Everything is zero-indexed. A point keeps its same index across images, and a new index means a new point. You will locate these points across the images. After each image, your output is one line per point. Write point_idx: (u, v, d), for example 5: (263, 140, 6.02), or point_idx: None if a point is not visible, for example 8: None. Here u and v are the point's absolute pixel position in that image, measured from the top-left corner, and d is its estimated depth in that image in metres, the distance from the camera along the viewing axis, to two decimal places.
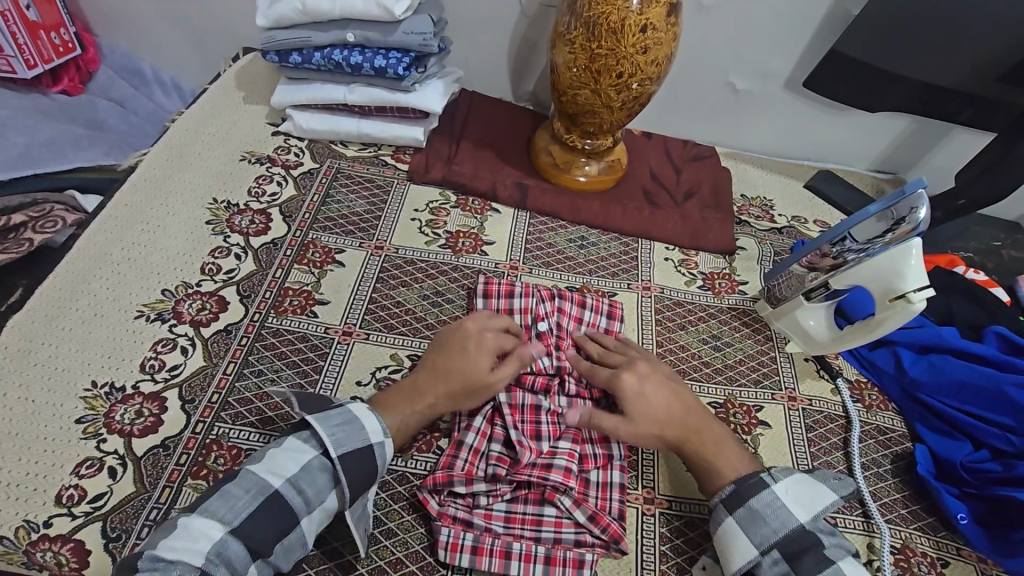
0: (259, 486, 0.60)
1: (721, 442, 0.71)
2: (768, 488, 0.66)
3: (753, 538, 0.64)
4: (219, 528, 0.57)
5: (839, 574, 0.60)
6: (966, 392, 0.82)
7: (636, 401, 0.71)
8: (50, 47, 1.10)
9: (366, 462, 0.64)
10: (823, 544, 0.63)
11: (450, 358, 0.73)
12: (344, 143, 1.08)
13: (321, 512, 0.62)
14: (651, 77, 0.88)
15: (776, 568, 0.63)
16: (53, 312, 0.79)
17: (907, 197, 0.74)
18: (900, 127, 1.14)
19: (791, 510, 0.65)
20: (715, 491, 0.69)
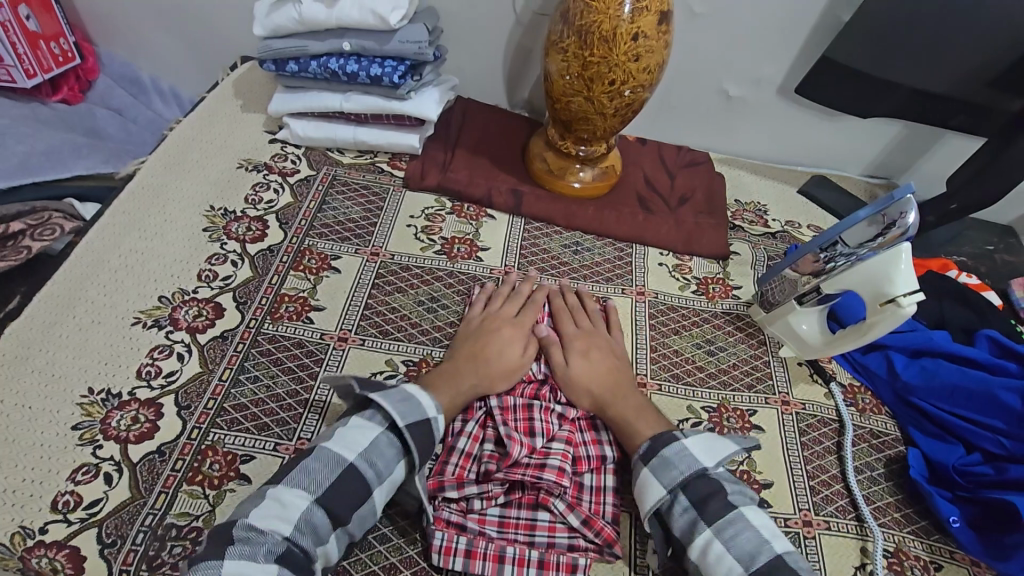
0: (333, 459, 0.62)
1: (641, 410, 0.74)
2: (677, 440, 0.68)
3: (663, 481, 0.65)
4: (302, 499, 0.59)
5: (742, 518, 0.62)
6: (958, 396, 0.82)
7: (581, 355, 0.79)
8: (50, 57, 1.11)
9: (427, 435, 0.66)
10: (727, 490, 0.64)
11: (485, 347, 0.78)
12: (341, 150, 1.09)
13: (389, 484, 0.64)
14: (643, 84, 0.89)
15: (685, 513, 0.64)
16: (50, 319, 0.79)
17: (896, 202, 0.74)
18: (892, 133, 1.15)
19: (697, 458, 0.66)
20: (632, 449, 0.70)
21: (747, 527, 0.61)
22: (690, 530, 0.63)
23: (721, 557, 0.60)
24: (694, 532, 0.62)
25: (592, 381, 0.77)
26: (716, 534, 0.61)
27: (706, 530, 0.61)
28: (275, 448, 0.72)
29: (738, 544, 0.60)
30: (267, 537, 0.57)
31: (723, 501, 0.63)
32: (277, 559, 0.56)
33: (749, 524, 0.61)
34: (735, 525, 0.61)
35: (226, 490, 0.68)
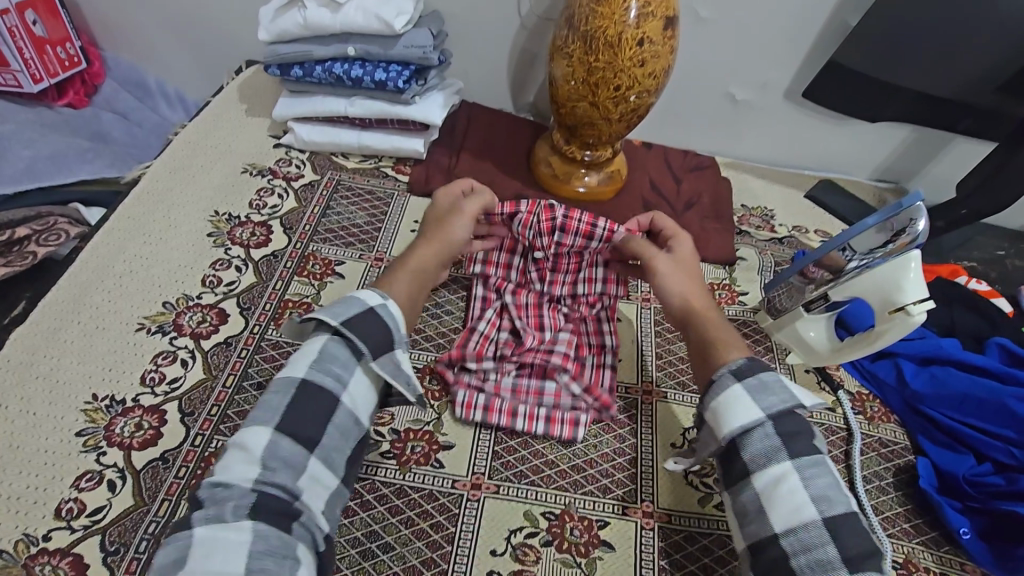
0: (287, 384, 0.59)
1: (730, 333, 0.70)
2: (774, 370, 0.63)
3: (757, 401, 0.60)
4: (265, 432, 0.55)
5: (825, 464, 0.58)
6: (969, 404, 0.81)
7: (671, 261, 0.78)
8: (57, 62, 1.11)
9: (375, 324, 0.63)
10: (817, 435, 0.60)
11: (438, 224, 0.79)
12: (345, 155, 1.08)
13: (357, 392, 0.61)
14: (648, 89, 0.88)
15: (766, 439, 0.59)
16: (55, 325, 0.79)
17: (906, 209, 0.74)
18: (901, 137, 1.14)
19: (794, 394, 0.61)
20: (720, 366, 0.65)
21: (829, 473, 0.57)
22: (766, 457, 0.58)
23: (797, 492, 0.56)
24: (772, 459, 0.58)
25: (682, 292, 0.74)
26: (798, 469, 0.57)
27: (786, 462, 0.57)
28: None
29: (817, 486, 0.56)
30: (233, 492, 0.53)
31: (812, 441, 0.59)
32: (249, 516, 0.52)
33: (830, 472, 0.57)
34: (818, 467, 0.57)
35: None
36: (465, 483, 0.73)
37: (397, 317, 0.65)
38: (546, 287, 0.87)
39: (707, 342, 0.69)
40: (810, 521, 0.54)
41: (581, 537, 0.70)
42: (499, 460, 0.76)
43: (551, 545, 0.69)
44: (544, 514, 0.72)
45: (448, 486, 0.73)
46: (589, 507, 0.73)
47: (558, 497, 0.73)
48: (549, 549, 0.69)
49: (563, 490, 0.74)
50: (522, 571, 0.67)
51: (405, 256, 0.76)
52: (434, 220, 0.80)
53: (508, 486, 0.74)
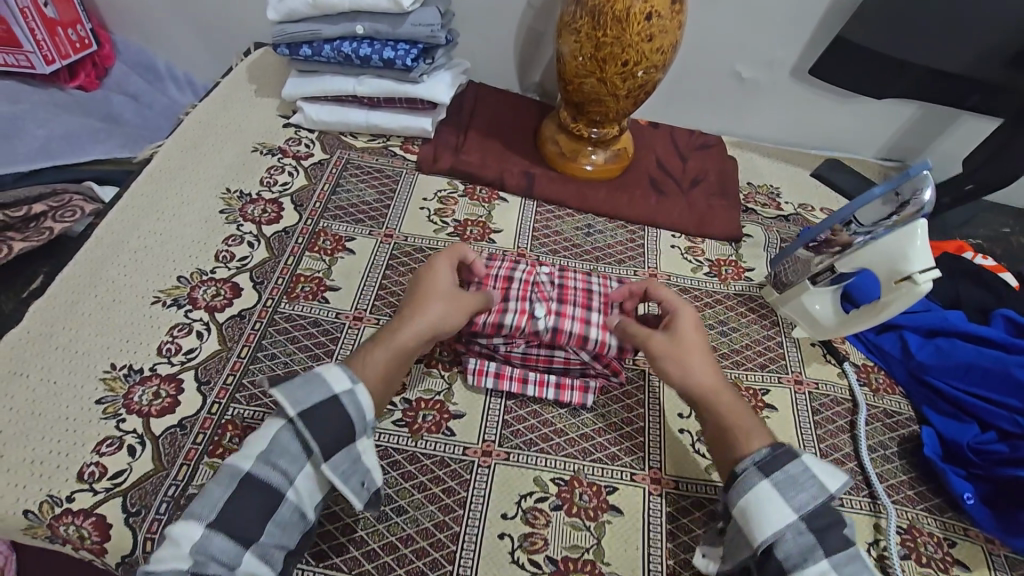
0: (231, 475, 0.58)
1: (744, 416, 0.68)
2: (799, 458, 0.61)
3: (789, 501, 0.59)
4: (197, 526, 0.55)
5: (859, 557, 0.58)
6: (973, 373, 0.82)
7: (681, 334, 0.74)
8: (68, 43, 1.12)
9: (339, 419, 0.61)
10: (846, 523, 0.60)
11: (420, 302, 0.73)
12: (354, 134, 1.09)
13: (304, 483, 0.60)
14: (656, 64, 0.89)
15: (800, 538, 0.58)
16: (73, 297, 0.81)
17: (911, 179, 0.75)
18: (908, 115, 1.14)
19: (823, 482, 0.60)
20: (743, 456, 0.63)
21: (864, 567, 0.57)
22: (802, 557, 0.58)
23: None
24: (807, 560, 0.57)
25: (691, 372, 0.71)
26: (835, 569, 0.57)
27: (823, 562, 0.57)
28: None
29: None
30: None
31: (842, 534, 0.59)
32: None
33: (865, 565, 0.58)
34: (855, 562, 0.57)
35: None
36: (476, 450, 0.75)
37: (365, 407, 0.63)
38: (559, 309, 0.80)
39: (722, 424, 0.68)
40: None
41: (590, 502, 0.72)
42: (509, 428, 0.77)
43: (561, 509, 0.71)
44: (553, 479, 0.73)
45: (460, 452, 0.74)
46: (597, 473, 0.75)
47: (567, 464, 0.75)
48: (558, 513, 0.71)
49: (572, 457, 0.76)
50: (532, 534, 0.69)
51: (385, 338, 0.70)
52: (417, 296, 0.74)
53: (518, 453, 0.75)
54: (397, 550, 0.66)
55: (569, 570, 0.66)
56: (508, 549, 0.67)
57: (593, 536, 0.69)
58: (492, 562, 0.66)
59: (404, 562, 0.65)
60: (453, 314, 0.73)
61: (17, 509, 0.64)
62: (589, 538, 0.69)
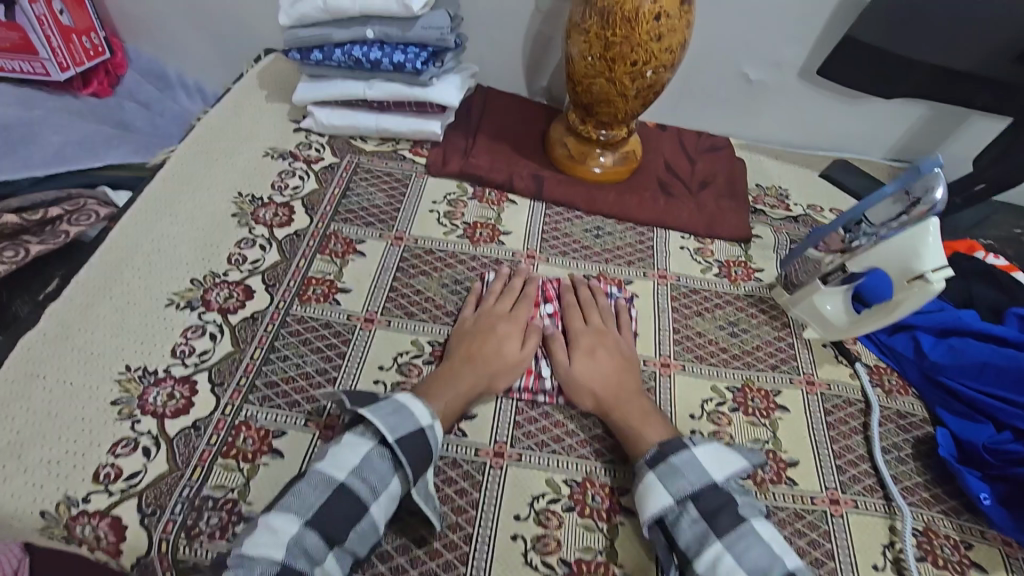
0: (324, 482, 0.63)
1: (648, 419, 0.74)
2: (686, 447, 0.68)
3: (669, 488, 0.66)
4: (294, 521, 0.59)
5: (752, 531, 0.62)
6: (987, 373, 0.82)
7: (587, 353, 0.80)
8: (82, 50, 1.14)
9: (425, 446, 0.66)
10: (738, 502, 0.65)
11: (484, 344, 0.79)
12: (364, 138, 1.10)
13: (388, 499, 0.64)
14: (665, 64, 0.89)
15: (694, 525, 0.64)
16: (88, 300, 0.82)
17: (922, 177, 0.75)
18: (917, 115, 1.14)
19: (706, 469, 0.67)
20: (639, 457, 0.70)
21: (756, 541, 0.61)
22: (699, 543, 0.62)
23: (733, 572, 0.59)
24: (702, 545, 0.62)
25: (599, 388, 0.77)
26: (727, 547, 0.61)
27: (717, 544, 0.61)
28: (306, 424, 0.73)
29: (749, 559, 0.60)
30: (258, 563, 0.57)
31: (733, 513, 0.64)
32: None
33: (759, 538, 0.62)
34: (744, 538, 0.61)
35: (260, 464, 0.70)
36: (488, 451, 0.75)
37: (441, 440, 0.69)
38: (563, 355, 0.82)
39: (624, 432, 0.74)
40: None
41: (602, 503, 0.72)
42: (520, 429, 0.77)
43: (574, 510, 0.71)
44: (566, 481, 0.73)
45: (472, 453, 0.74)
46: (610, 475, 0.74)
47: (579, 466, 0.75)
48: (571, 515, 0.70)
49: (584, 458, 0.75)
50: (545, 535, 0.68)
51: (450, 375, 0.77)
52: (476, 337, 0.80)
53: (530, 454, 0.75)
54: (410, 552, 0.66)
55: (582, 572, 0.66)
56: (522, 550, 0.67)
57: (606, 538, 0.69)
58: (505, 563, 0.66)
59: (417, 563, 0.65)
60: (516, 363, 0.79)
61: (34, 510, 0.64)
62: (601, 540, 0.69)
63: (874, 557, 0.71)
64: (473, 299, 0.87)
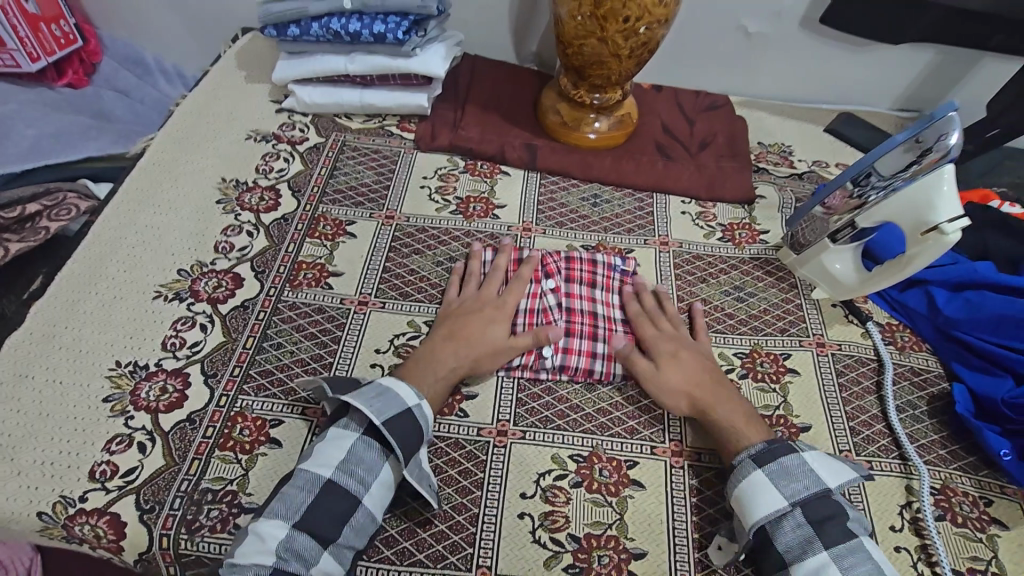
0: (311, 480, 0.61)
1: (749, 420, 0.70)
2: (797, 453, 0.65)
3: (782, 491, 0.62)
4: (282, 526, 0.58)
5: (863, 548, 0.59)
6: (1005, 326, 0.78)
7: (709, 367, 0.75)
8: (52, 39, 1.09)
9: (410, 424, 0.65)
10: (849, 514, 0.61)
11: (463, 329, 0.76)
12: (349, 116, 1.06)
13: (382, 485, 0.63)
14: (659, 19, 0.85)
15: (798, 531, 0.60)
16: (73, 297, 0.79)
17: (936, 123, 0.71)
18: (926, 60, 1.09)
19: (820, 476, 0.63)
20: (739, 451, 0.67)
21: (869, 558, 0.58)
22: (801, 549, 0.60)
23: None
24: (807, 552, 0.59)
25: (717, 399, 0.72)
26: (834, 560, 0.58)
27: (822, 554, 0.58)
28: (302, 412, 0.72)
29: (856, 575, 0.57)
30: (246, 570, 0.56)
31: (843, 525, 0.60)
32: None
33: (870, 556, 0.58)
34: (856, 554, 0.58)
35: (258, 454, 0.68)
36: (491, 430, 0.73)
37: (430, 419, 0.67)
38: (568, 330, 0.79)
39: (723, 430, 0.70)
40: None
41: (610, 477, 0.70)
42: (523, 406, 0.75)
43: (581, 486, 0.69)
44: (572, 456, 0.71)
45: (474, 433, 0.72)
46: (617, 448, 0.72)
47: (585, 440, 0.73)
48: (579, 490, 0.69)
49: (591, 433, 0.74)
50: (553, 512, 0.67)
51: (424, 355, 0.74)
52: (455, 326, 0.77)
53: (534, 431, 0.73)
54: (416, 535, 0.65)
55: (592, 547, 0.65)
56: (530, 528, 0.66)
57: (615, 511, 0.67)
58: (512, 542, 0.65)
59: (423, 547, 0.64)
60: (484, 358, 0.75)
61: (31, 511, 0.63)
62: (610, 514, 0.67)
63: (892, 518, 0.69)
64: (455, 288, 0.83)
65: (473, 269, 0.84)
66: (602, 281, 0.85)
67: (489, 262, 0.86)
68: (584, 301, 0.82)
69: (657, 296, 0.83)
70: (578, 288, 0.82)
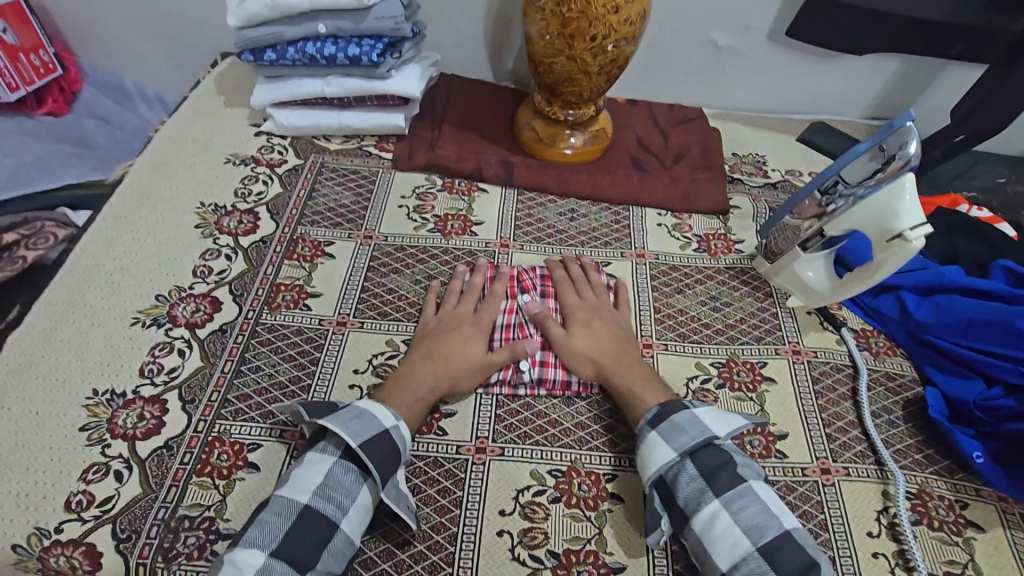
0: (288, 505, 0.61)
1: (648, 383, 0.74)
2: (687, 408, 0.68)
3: (672, 444, 0.65)
4: (259, 553, 0.57)
5: (751, 491, 0.62)
6: (975, 329, 0.80)
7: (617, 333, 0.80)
8: (31, 69, 1.11)
9: (388, 446, 0.65)
10: (737, 462, 0.64)
11: (441, 347, 0.77)
12: (327, 137, 1.08)
13: (359, 509, 0.63)
14: (625, 37, 0.87)
15: (692, 482, 0.63)
16: (50, 325, 0.80)
17: (896, 133, 0.72)
18: (893, 69, 1.11)
19: (707, 426, 0.66)
20: (637, 418, 0.71)
21: (756, 499, 0.61)
22: (696, 500, 0.62)
23: (729, 529, 0.59)
24: (700, 502, 0.62)
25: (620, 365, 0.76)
26: (725, 505, 0.61)
27: (714, 500, 0.61)
28: (281, 435, 0.72)
29: (746, 517, 0.60)
30: None
31: (732, 472, 0.63)
32: None
33: (757, 497, 0.61)
34: (743, 496, 0.61)
35: (236, 479, 0.68)
36: (470, 447, 0.73)
37: (407, 440, 0.68)
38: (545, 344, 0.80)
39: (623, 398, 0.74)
40: (747, 554, 0.58)
41: (589, 492, 0.70)
42: (502, 422, 0.75)
43: (560, 501, 0.69)
44: (551, 472, 0.72)
45: (453, 451, 0.73)
46: (595, 462, 0.73)
47: (563, 455, 0.73)
48: (557, 505, 0.69)
49: (569, 447, 0.74)
50: (532, 529, 0.67)
51: (403, 375, 0.74)
52: (433, 344, 0.77)
53: (513, 447, 0.73)
54: (394, 557, 0.65)
55: (571, 563, 0.65)
56: (508, 546, 0.66)
57: (594, 526, 0.68)
58: (491, 561, 0.65)
59: (401, 568, 0.64)
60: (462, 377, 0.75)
61: (6, 544, 0.63)
62: (589, 529, 0.67)
63: (870, 524, 0.70)
64: (432, 307, 0.83)
65: (451, 288, 0.84)
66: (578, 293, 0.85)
67: (467, 280, 0.86)
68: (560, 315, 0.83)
69: (586, 270, 0.88)
70: (554, 302, 0.83)
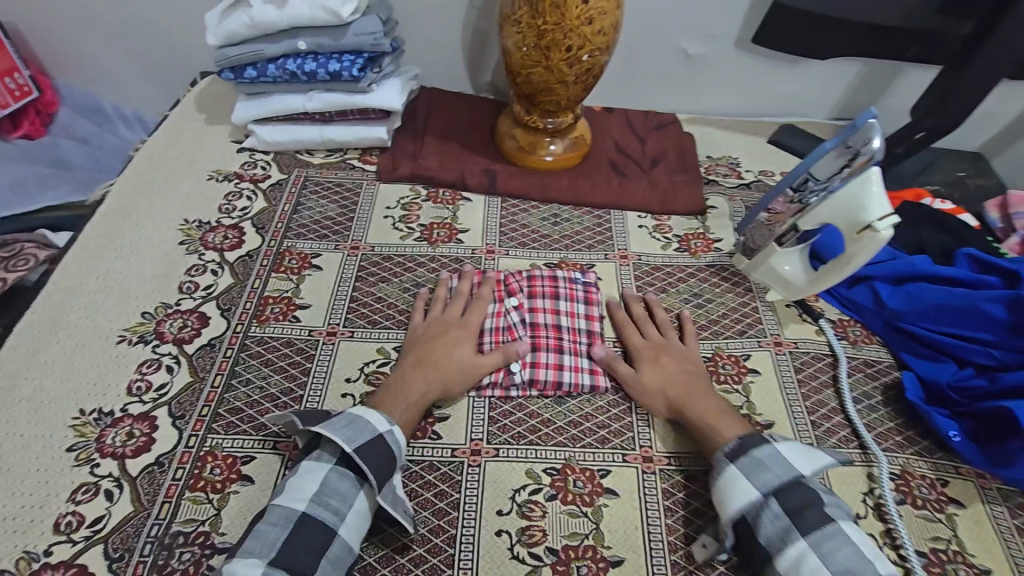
0: (286, 515, 0.61)
1: (727, 417, 0.72)
2: (769, 444, 0.66)
3: (754, 481, 0.64)
4: (257, 564, 0.57)
5: (843, 533, 0.59)
6: (944, 314, 0.83)
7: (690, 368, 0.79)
8: (6, 92, 1.11)
9: (383, 451, 0.65)
10: (825, 501, 0.62)
11: (430, 351, 0.77)
12: (310, 152, 1.09)
13: (357, 515, 0.63)
14: (600, 47, 0.90)
15: (776, 521, 0.61)
16: (33, 347, 0.78)
17: (860, 130, 0.76)
18: (854, 72, 1.16)
19: (793, 464, 0.65)
20: (716, 449, 0.69)
21: (847, 541, 0.58)
22: (781, 540, 0.60)
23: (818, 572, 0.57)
24: (786, 542, 0.60)
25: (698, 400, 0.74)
26: (813, 547, 0.58)
27: (801, 541, 0.59)
28: (274, 446, 0.71)
29: (838, 560, 0.57)
30: None
31: (822, 511, 0.61)
32: None
33: (849, 540, 0.59)
34: (835, 537, 0.59)
35: (230, 492, 0.67)
36: (465, 450, 0.74)
37: (403, 444, 0.68)
38: (534, 345, 0.81)
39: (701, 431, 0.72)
40: None
41: (584, 488, 0.71)
42: (495, 424, 0.76)
43: (556, 498, 0.70)
44: (546, 470, 0.72)
45: (449, 455, 0.73)
46: (589, 458, 0.74)
47: (558, 453, 0.74)
48: (554, 503, 0.70)
49: (562, 446, 0.75)
50: (530, 526, 0.68)
51: (395, 382, 0.74)
52: (422, 350, 0.77)
53: (508, 448, 0.74)
54: (394, 562, 0.65)
55: (570, 558, 0.66)
56: (507, 545, 0.66)
57: (591, 521, 0.69)
58: (491, 560, 0.65)
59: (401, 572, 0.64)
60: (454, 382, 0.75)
61: None
62: (586, 524, 0.68)
63: (856, 505, 0.72)
64: (420, 313, 0.84)
65: (438, 294, 0.85)
66: (564, 294, 0.87)
67: (454, 287, 0.87)
68: (547, 315, 0.84)
69: (651, 310, 0.87)
70: (541, 303, 0.85)
